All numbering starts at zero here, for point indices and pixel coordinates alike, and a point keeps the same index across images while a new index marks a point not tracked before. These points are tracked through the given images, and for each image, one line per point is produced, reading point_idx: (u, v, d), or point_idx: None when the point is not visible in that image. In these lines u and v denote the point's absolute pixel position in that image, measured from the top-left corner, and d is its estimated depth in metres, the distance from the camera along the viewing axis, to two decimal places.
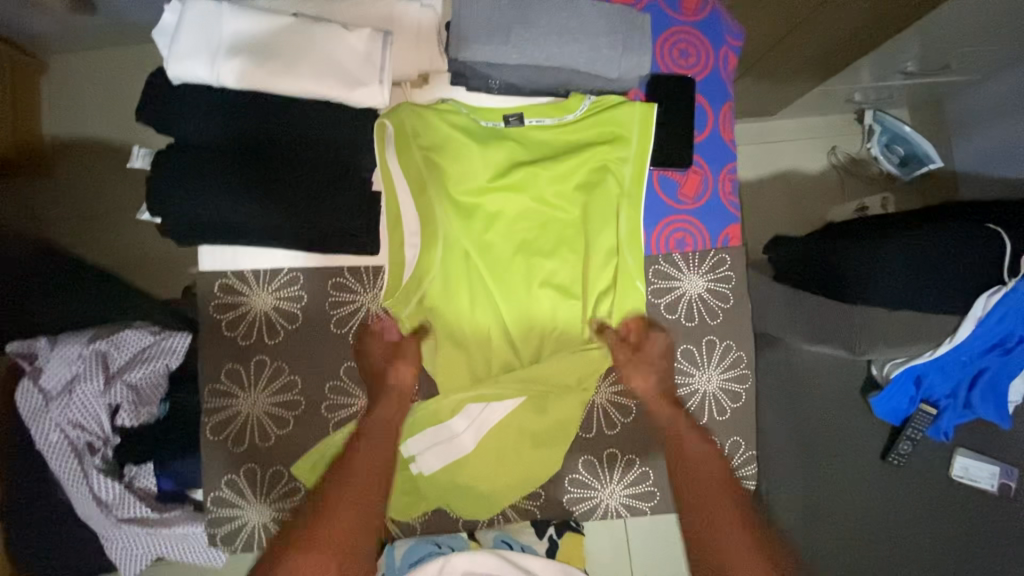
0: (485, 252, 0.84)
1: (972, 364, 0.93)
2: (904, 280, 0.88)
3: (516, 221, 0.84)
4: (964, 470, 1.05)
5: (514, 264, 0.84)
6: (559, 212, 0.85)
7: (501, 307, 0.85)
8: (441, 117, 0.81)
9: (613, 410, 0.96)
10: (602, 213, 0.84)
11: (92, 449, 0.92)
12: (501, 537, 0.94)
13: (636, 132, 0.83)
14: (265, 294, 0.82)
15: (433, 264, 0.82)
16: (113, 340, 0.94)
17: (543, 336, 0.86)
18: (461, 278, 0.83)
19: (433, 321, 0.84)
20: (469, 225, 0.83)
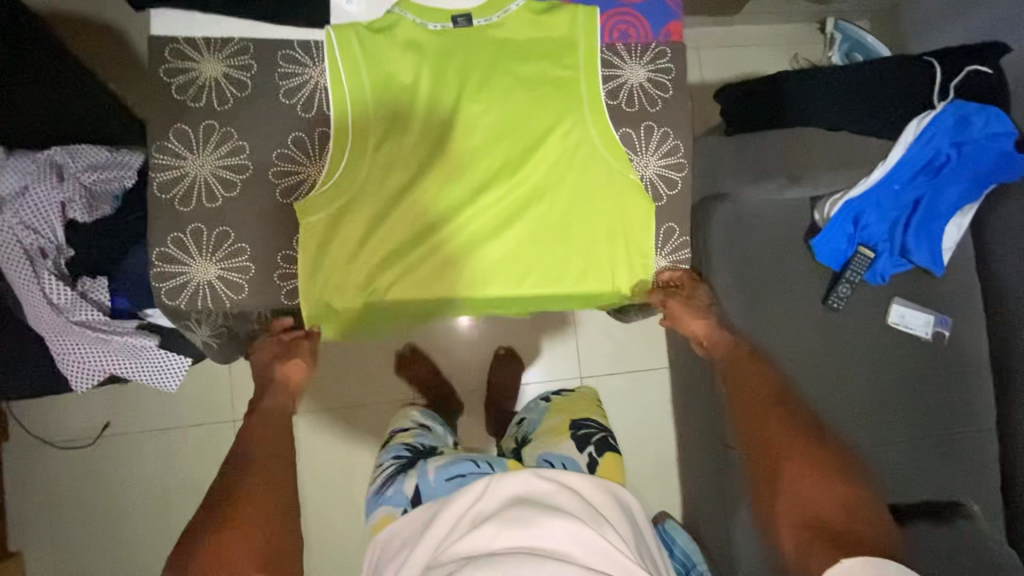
0: (413, 193, 0.77)
1: (905, 195, 0.98)
2: (843, 97, 0.94)
3: (455, 164, 0.78)
4: (901, 317, 1.10)
5: (454, 211, 0.78)
6: (509, 138, 0.79)
7: (447, 239, 0.78)
8: (385, 19, 0.76)
9: (659, 184, 0.81)
10: (549, 135, 0.78)
11: (45, 255, 0.91)
12: (544, 455, 1.02)
13: (585, 43, 0.78)
14: (216, 60, 0.75)
15: (353, 201, 0.76)
16: (66, 151, 0.94)
17: (495, 271, 0.78)
18: (390, 197, 0.77)
19: (354, 254, 0.77)
20: (409, 143, 0.77)
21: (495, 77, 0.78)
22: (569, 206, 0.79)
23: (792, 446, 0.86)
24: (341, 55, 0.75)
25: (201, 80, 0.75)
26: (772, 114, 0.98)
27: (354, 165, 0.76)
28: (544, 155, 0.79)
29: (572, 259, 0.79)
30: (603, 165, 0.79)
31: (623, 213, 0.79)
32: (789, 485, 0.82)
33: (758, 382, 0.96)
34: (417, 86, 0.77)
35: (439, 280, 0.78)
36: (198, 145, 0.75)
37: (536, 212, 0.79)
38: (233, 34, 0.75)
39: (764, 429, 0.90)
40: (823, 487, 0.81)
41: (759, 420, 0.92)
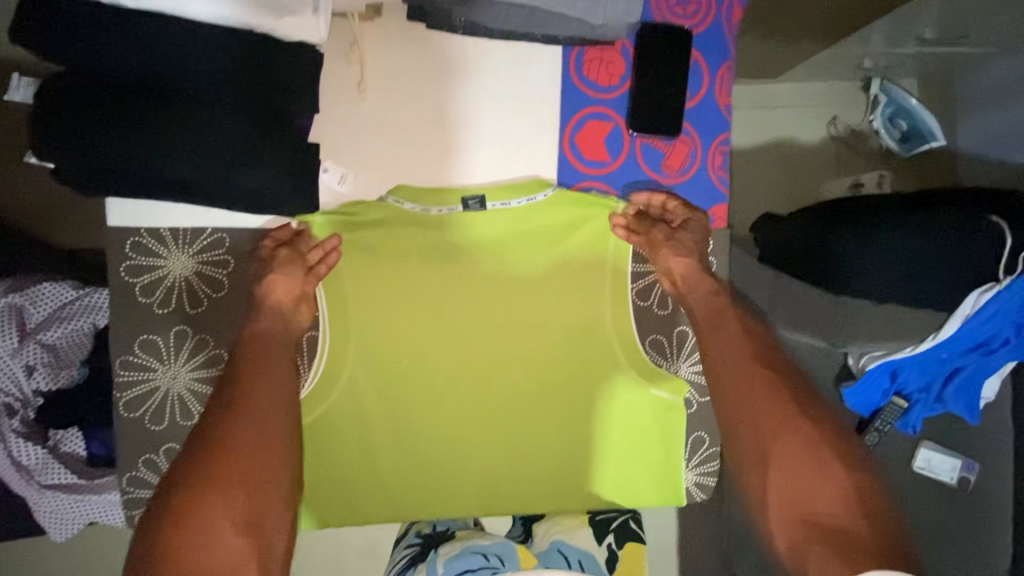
0: (413, 403, 0.69)
1: (951, 362, 0.90)
2: (902, 263, 0.82)
3: (461, 370, 0.70)
4: (927, 462, 1.05)
5: (462, 423, 0.70)
6: (522, 342, 0.70)
7: (449, 450, 0.71)
8: (379, 210, 0.66)
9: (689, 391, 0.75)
10: (570, 340, 0.71)
11: (10, 411, 0.83)
12: (554, 543, 0.68)
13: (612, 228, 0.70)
14: (184, 257, 0.72)
15: (344, 416, 0.68)
16: (29, 294, 0.83)
17: (501, 486, 0.72)
18: (385, 408, 0.69)
19: (345, 469, 0.69)
20: (409, 349, 0.69)
21: (509, 274, 0.69)
22: (584, 417, 0.71)
23: (773, 420, 0.62)
24: (335, 248, 0.67)
25: (169, 281, 0.72)
26: (815, 273, 0.88)
27: (352, 374, 0.68)
28: (562, 359, 0.71)
29: (583, 473, 0.73)
30: (621, 373, 0.72)
31: (638, 423, 0.73)
32: (779, 475, 0.60)
33: (737, 336, 0.69)
34: (416, 285, 0.68)
35: (442, 493, 0.71)
36: (171, 355, 0.73)
37: (550, 424, 0.71)
38: (205, 225, 0.72)
39: (749, 400, 0.65)
40: (828, 477, 0.58)
41: (742, 380, 0.66)
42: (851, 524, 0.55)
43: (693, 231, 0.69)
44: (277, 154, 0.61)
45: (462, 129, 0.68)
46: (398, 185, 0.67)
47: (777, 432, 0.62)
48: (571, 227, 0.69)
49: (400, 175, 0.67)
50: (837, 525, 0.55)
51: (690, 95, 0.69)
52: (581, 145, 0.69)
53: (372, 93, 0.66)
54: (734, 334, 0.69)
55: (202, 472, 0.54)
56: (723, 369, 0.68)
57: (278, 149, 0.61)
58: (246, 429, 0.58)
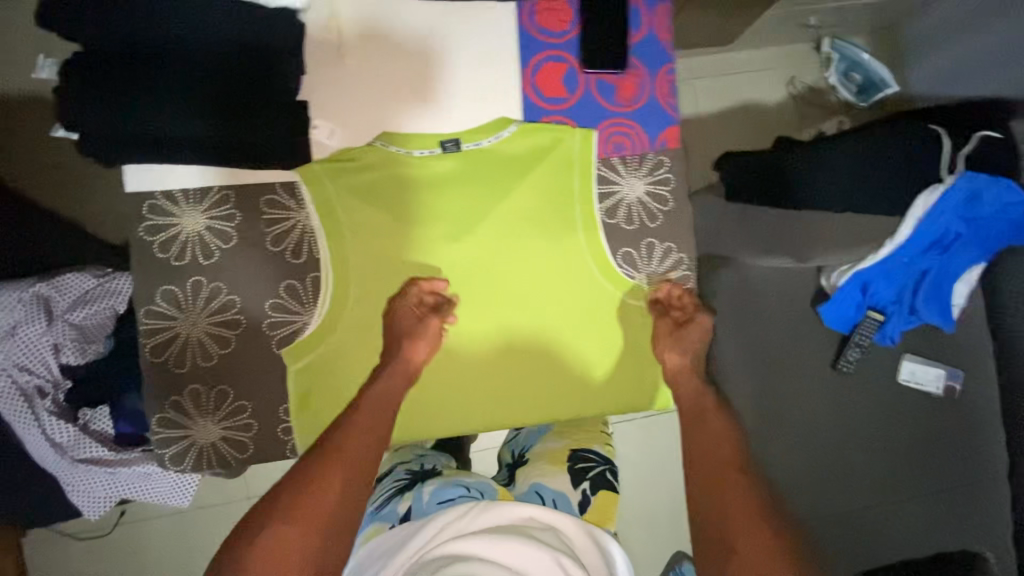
0: (409, 332, 0.75)
1: (913, 266, 0.96)
2: (850, 178, 0.90)
3: (451, 298, 0.76)
4: (911, 373, 1.09)
5: (458, 348, 0.76)
6: (503, 267, 0.76)
7: (446, 374, 0.76)
8: (361, 153, 0.73)
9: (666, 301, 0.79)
10: (547, 262, 0.76)
11: (42, 393, 0.88)
12: (535, 486, 0.88)
13: (575, 158, 0.75)
14: (198, 213, 0.72)
15: (346, 347, 0.74)
16: (55, 284, 0.88)
17: (497, 404, 0.77)
18: (384, 339, 0.75)
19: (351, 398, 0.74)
20: (402, 282, 0.75)
21: (486, 205, 0.75)
22: (568, 333, 0.78)
23: (742, 512, 0.69)
24: (325, 193, 0.73)
25: (184, 237, 0.72)
26: (775, 198, 0.95)
27: (349, 309, 0.74)
28: (542, 280, 0.77)
29: (574, 384, 0.78)
30: (597, 288, 0.77)
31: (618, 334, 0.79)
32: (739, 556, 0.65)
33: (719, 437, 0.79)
34: (403, 222, 0.74)
35: (447, 416, 0.77)
36: (190, 304, 0.72)
37: (538, 341, 0.77)
38: (214, 183, 0.72)
39: (717, 495, 0.72)
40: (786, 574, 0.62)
41: (722, 476, 0.74)
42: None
43: (696, 327, 0.76)
44: (267, 126, 0.71)
45: (434, 81, 0.76)
46: (381, 133, 0.74)
47: (744, 518, 0.69)
48: (538, 159, 0.75)
49: (381, 124, 0.75)
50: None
51: (635, 32, 0.77)
52: (541, 85, 0.76)
53: (351, 57, 0.75)
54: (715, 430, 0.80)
55: (289, 510, 0.61)
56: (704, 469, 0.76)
57: (267, 120, 0.70)
58: (337, 470, 0.64)
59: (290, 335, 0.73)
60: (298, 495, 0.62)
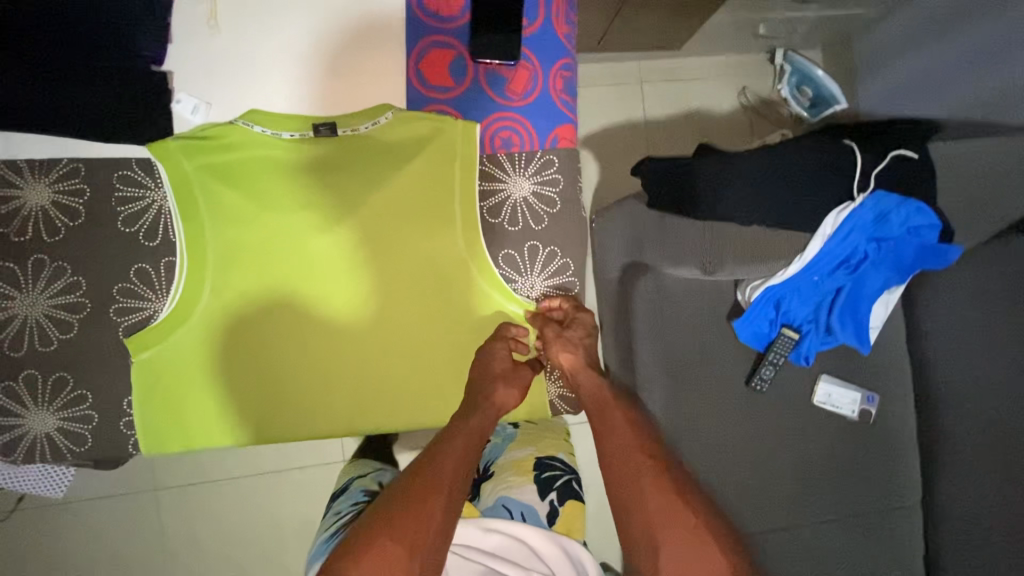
0: (272, 323, 0.72)
1: (825, 284, 0.95)
2: (763, 188, 0.86)
3: (321, 289, 0.72)
4: (827, 396, 1.07)
5: (329, 344, 0.73)
6: (377, 261, 0.73)
7: (313, 368, 0.73)
8: (223, 128, 0.68)
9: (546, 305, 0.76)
10: (424, 259, 0.73)
11: None
12: (502, 500, 0.92)
13: (458, 152, 0.71)
14: (42, 186, 0.67)
15: (199, 337, 0.69)
16: None
17: (366, 403, 0.74)
18: (244, 329, 0.71)
19: (204, 391, 0.70)
20: (267, 270, 0.71)
21: (361, 196, 0.72)
22: (445, 333, 0.75)
23: (661, 507, 0.70)
24: (181, 169, 0.68)
25: (26, 211, 0.67)
26: (687, 205, 0.91)
27: (206, 296, 0.69)
28: (419, 277, 0.74)
29: (452, 387, 0.75)
30: (475, 288, 0.74)
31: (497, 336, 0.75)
32: (670, 557, 0.66)
33: (621, 429, 0.80)
34: (270, 207, 0.71)
35: (313, 414, 0.73)
36: (28, 284, 0.67)
37: (414, 340, 0.74)
38: (62, 154, 0.67)
39: (636, 486, 0.72)
40: (711, 556, 0.66)
41: (636, 472, 0.74)
42: None
43: (580, 325, 0.75)
44: (116, 83, 0.67)
45: (310, 58, 0.71)
46: (248, 110, 0.69)
47: (663, 515, 0.69)
48: (418, 149, 0.71)
49: (252, 101, 0.70)
50: None
51: (530, 23, 0.74)
52: (427, 71, 0.72)
53: (224, 29, 0.70)
54: (623, 423, 0.81)
55: (384, 522, 0.60)
56: (614, 469, 0.76)
57: (116, 81, 0.66)
58: (432, 493, 0.63)
59: (140, 320, 0.69)
60: (399, 511, 0.61)
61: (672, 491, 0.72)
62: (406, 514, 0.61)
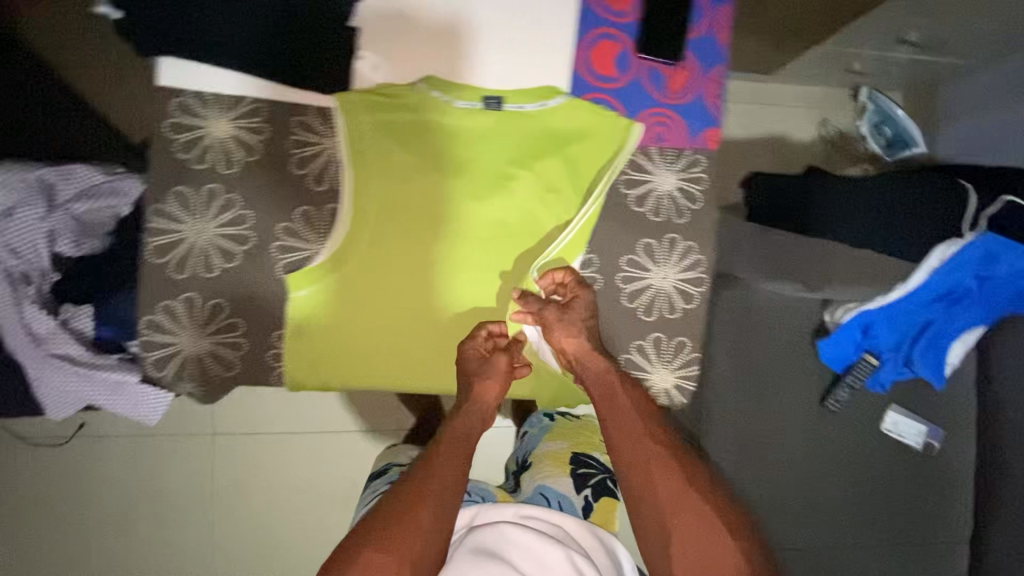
0: (416, 279, 0.75)
1: (919, 315, 0.98)
2: (877, 216, 0.91)
3: (466, 253, 0.76)
4: (894, 424, 1.10)
5: (447, 316, 0.76)
6: (521, 233, 0.76)
7: (448, 326, 0.77)
8: (404, 87, 0.72)
9: (676, 297, 0.78)
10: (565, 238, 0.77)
11: (27, 279, 0.87)
12: (539, 489, 0.92)
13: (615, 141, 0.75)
14: (226, 120, 0.70)
15: (350, 282, 0.73)
16: (60, 172, 0.89)
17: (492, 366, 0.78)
18: (391, 280, 0.74)
19: (348, 334, 0.74)
20: (419, 227, 0.74)
21: (514, 171, 0.75)
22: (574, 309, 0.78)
23: (670, 500, 0.67)
24: (361, 122, 0.71)
25: (208, 142, 0.70)
26: (799, 224, 0.97)
27: (362, 244, 0.72)
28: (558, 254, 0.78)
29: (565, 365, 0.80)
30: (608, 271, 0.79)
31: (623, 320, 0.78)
32: (679, 549, 0.65)
33: (629, 413, 0.75)
34: (432, 168, 0.74)
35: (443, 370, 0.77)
36: (199, 211, 0.70)
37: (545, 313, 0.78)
38: (248, 93, 0.71)
39: (645, 476, 0.70)
40: (720, 537, 0.65)
41: (649, 462, 0.71)
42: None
43: (581, 308, 0.75)
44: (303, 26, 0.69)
45: (486, 33, 0.74)
46: (427, 75, 0.73)
47: (676, 508, 0.67)
48: (576, 134, 0.75)
49: (427, 67, 0.74)
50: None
51: (695, 28, 0.77)
52: (593, 61, 0.76)
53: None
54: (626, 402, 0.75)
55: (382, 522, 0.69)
56: (625, 458, 0.72)
57: (303, 34, 0.69)
58: (425, 496, 0.72)
59: (299, 259, 0.72)
60: (397, 514, 0.69)
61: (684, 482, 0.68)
62: (406, 516, 0.70)
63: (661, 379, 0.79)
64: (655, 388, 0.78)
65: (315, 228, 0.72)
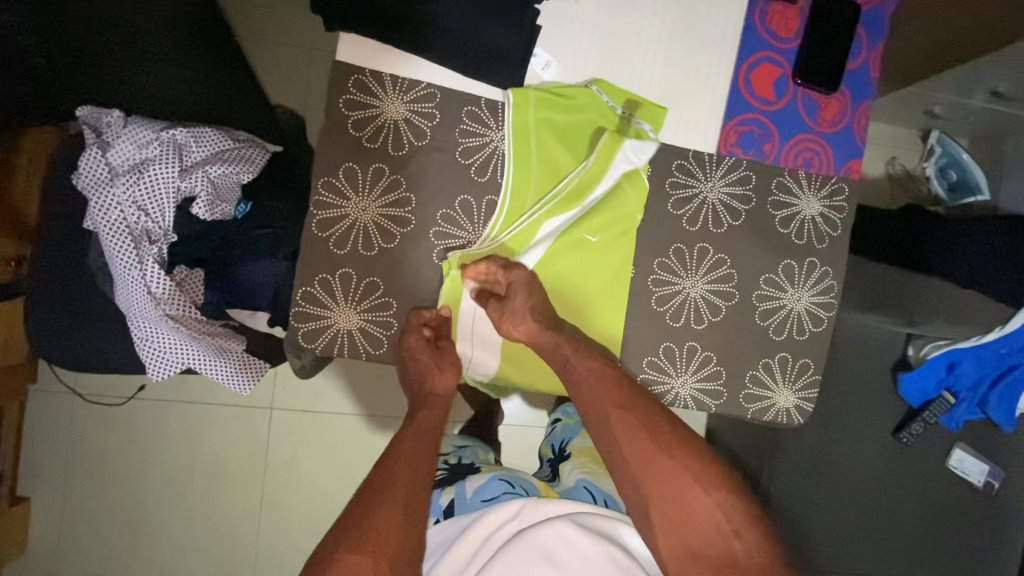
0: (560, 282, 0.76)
1: (1007, 359, 1.00)
2: (987, 254, 0.89)
3: (602, 259, 0.76)
4: (960, 462, 1.13)
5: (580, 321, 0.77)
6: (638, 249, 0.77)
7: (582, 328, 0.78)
8: (576, 88, 0.72)
9: (807, 319, 0.80)
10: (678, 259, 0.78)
11: (150, 238, 0.86)
12: (582, 480, 0.85)
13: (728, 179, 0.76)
14: (400, 102, 0.71)
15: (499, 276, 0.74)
16: (191, 133, 0.88)
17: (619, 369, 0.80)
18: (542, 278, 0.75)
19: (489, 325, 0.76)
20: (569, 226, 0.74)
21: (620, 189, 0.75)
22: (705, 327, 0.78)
23: (647, 474, 0.67)
24: (527, 118, 0.72)
25: (381, 123, 0.71)
26: (904, 257, 0.98)
27: (511, 239, 0.73)
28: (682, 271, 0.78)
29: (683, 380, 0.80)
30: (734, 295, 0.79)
31: (756, 338, 0.79)
32: (660, 517, 0.65)
33: (597, 392, 0.71)
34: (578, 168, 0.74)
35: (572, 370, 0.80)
36: (364, 188, 0.71)
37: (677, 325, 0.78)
38: (423, 78, 0.71)
39: (619, 454, 0.69)
40: (698, 499, 0.65)
41: (623, 442, 0.69)
42: (727, 545, 0.62)
43: (520, 283, 0.71)
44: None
45: (656, 42, 0.75)
46: (596, 78, 0.74)
47: (662, 483, 0.66)
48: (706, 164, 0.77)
49: (596, 70, 0.74)
50: (709, 549, 0.63)
51: (850, 59, 0.79)
52: (754, 82, 0.77)
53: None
54: (591, 372, 0.72)
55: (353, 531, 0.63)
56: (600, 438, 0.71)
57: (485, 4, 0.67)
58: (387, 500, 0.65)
59: (453, 243, 0.73)
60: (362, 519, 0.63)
61: (659, 455, 0.67)
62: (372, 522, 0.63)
63: (783, 399, 0.80)
64: (777, 406, 0.80)
65: (472, 219, 0.74)
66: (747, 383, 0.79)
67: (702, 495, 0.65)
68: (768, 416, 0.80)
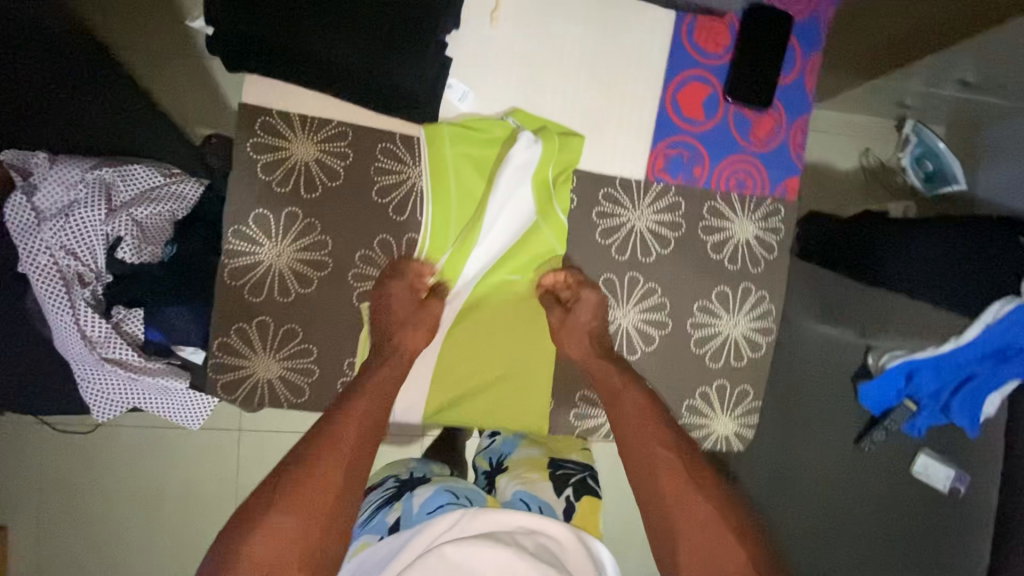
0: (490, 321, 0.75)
1: (967, 369, 0.95)
2: (939, 269, 0.87)
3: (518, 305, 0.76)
4: (925, 468, 1.11)
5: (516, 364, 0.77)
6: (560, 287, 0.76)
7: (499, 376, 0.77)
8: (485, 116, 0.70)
9: (745, 345, 0.78)
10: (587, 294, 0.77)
11: (82, 280, 0.83)
12: (518, 493, 0.79)
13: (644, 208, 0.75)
14: (306, 141, 0.69)
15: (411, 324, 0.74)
16: (119, 171, 0.86)
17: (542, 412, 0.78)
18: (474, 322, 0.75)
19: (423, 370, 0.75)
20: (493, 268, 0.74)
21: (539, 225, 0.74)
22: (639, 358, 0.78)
23: (679, 508, 0.63)
24: (443, 152, 0.70)
25: (288, 163, 0.69)
26: (861, 271, 0.97)
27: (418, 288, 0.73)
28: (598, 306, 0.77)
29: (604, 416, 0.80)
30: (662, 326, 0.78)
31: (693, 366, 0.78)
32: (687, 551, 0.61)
33: (645, 417, 0.70)
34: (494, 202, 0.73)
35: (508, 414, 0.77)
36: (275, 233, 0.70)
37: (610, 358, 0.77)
38: (330, 114, 0.69)
39: (651, 481, 0.66)
40: (730, 545, 0.60)
41: (657, 472, 0.66)
42: None
43: (585, 303, 0.73)
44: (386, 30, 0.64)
45: (580, 68, 0.72)
46: (516, 108, 0.71)
47: (687, 519, 0.62)
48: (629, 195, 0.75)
49: (515, 98, 0.72)
50: None
51: (788, 72, 0.76)
52: (683, 101, 0.74)
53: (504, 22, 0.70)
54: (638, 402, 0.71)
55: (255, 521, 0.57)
56: (635, 462, 0.68)
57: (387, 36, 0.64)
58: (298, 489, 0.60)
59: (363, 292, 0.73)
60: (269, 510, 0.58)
61: (691, 489, 0.64)
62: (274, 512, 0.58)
63: (721, 425, 0.79)
64: (715, 434, 0.79)
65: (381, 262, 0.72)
66: (684, 413, 0.78)
67: (730, 541, 0.60)
68: (707, 443, 0.80)
